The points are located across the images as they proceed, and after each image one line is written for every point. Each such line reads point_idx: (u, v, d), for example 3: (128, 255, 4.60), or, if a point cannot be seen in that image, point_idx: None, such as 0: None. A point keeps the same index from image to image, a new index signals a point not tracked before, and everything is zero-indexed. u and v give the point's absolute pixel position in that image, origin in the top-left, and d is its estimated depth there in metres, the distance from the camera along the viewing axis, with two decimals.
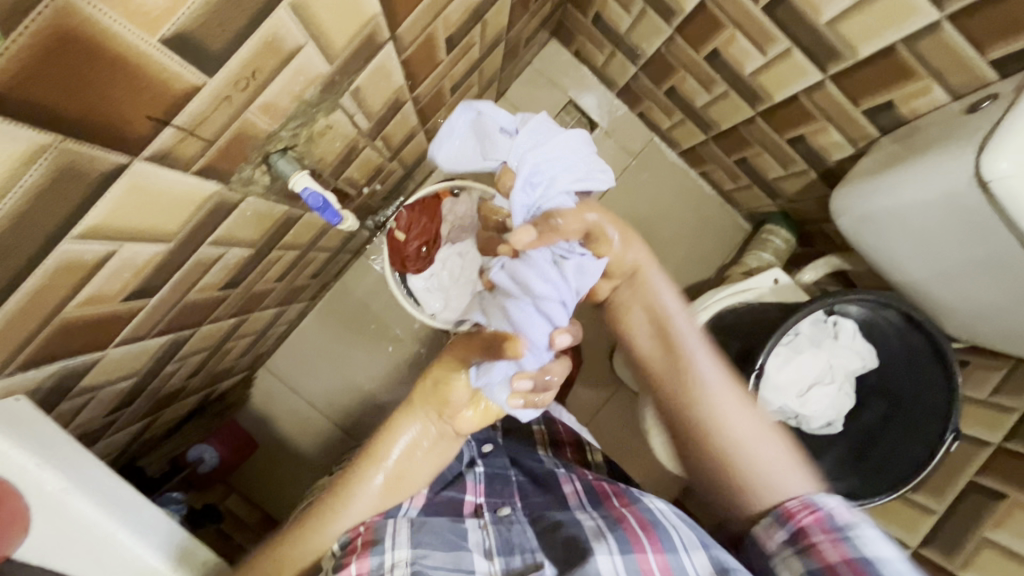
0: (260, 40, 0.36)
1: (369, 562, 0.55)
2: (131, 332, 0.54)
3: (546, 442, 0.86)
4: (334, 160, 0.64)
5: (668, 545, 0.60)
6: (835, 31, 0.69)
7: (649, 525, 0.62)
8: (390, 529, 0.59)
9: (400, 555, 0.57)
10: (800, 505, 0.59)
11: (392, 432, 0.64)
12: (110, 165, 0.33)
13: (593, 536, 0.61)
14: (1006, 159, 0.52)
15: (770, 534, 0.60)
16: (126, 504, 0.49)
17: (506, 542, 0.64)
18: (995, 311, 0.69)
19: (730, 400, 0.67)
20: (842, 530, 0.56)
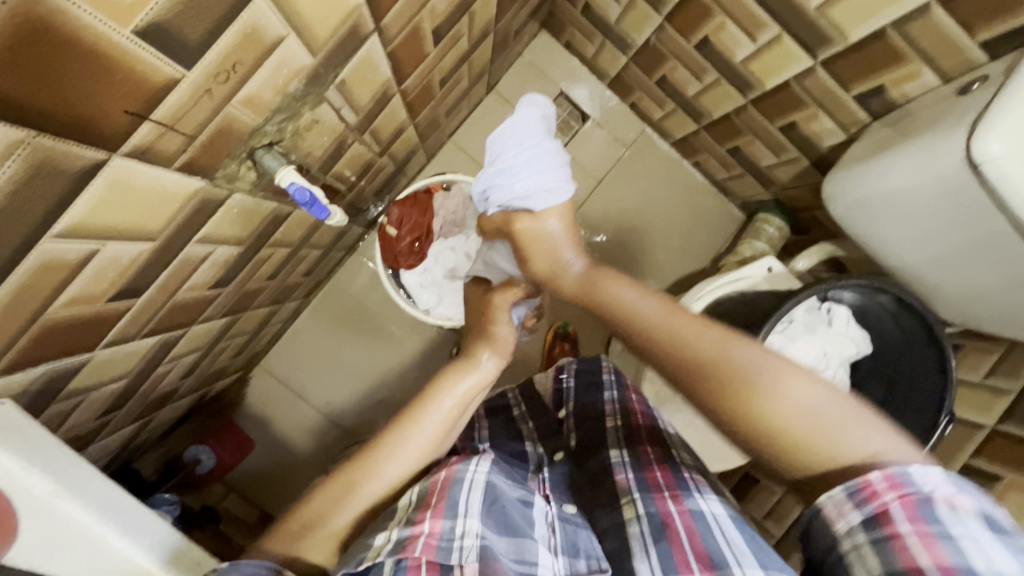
0: (239, 31, 0.35)
1: (441, 524, 0.53)
2: (119, 333, 0.53)
3: (617, 419, 0.75)
4: (322, 155, 0.63)
5: (720, 560, 0.53)
6: (825, 16, 0.68)
7: (698, 535, 0.55)
8: (466, 493, 0.56)
9: (470, 526, 0.53)
10: (887, 482, 0.44)
11: (448, 387, 0.66)
12: (88, 161, 0.32)
13: (635, 546, 0.57)
14: (997, 141, 0.52)
15: (839, 513, 0.46)
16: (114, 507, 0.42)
17: (570, 543, 0.59)
18: (989, 294, 0.69)
19: (755, 362, 0.51)
20: (938, 525, 0.43)
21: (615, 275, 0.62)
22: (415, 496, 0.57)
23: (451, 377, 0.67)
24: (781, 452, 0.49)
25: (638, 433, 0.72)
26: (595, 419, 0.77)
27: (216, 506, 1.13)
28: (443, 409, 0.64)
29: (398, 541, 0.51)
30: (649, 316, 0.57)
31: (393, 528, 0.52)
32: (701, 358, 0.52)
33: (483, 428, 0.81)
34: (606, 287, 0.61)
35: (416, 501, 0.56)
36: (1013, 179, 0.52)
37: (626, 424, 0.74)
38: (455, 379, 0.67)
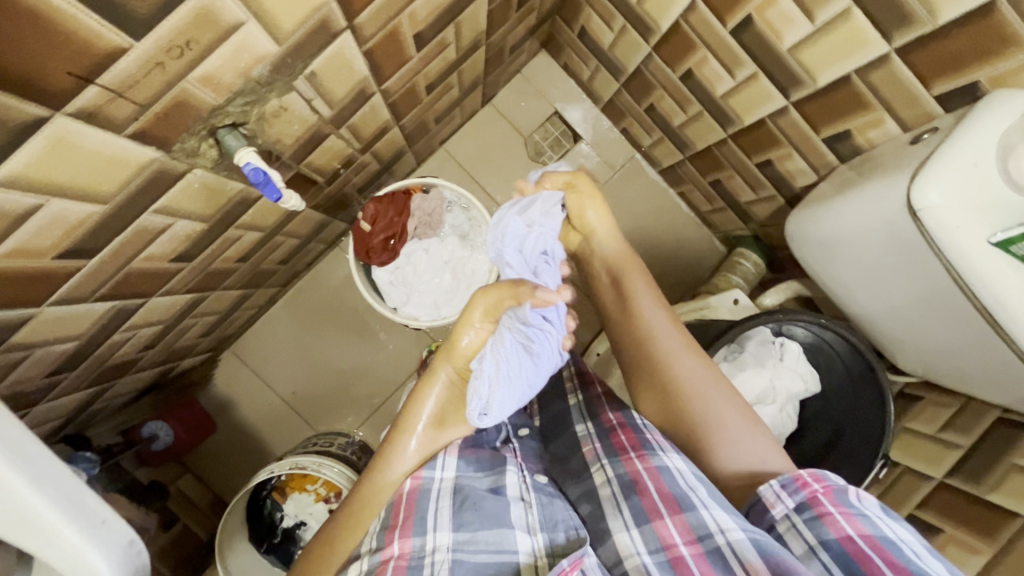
0: (193, 11, 0.37)
1: (410, 543, 0.54)
2: (68, 293, 0.54)
3: (577, 394, 0.76)
4: (293, 144, 0.65)
5: (686, 505, 0.53)
6: (795, 58, 0.70)
7: (666, 490, 0.55)
8: (433, 507, 0.58)
9: (440, 539, 0.55)
10: (812, 474, 0.52)
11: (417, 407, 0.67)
12: (28, 116, 0.34)
13: (609, 506, 0.58)
14: (934, 190, 0.53)
15: (775, 501, 0.53)
16: (40, 462, 0.42)
17: (545, 517, 0.58)
18: (937, 343, 0.70)
19: (699, 379, 0.65)
20: (854, 506, 0.50)
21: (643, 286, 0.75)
22: (385, 514, 0.59)
23: (423, 396, 0.67)
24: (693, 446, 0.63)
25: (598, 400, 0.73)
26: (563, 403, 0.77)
27: (169, 484, 1.13)
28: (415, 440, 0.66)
29: (370, 569, 0.54)
30: (652, 331, 0.70)
31: (365, 559, 0.55)
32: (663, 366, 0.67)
33: None
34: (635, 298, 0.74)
35: (382, 526, 0.58)
36: (945, 228, 0.54)
37: (586, 399, 0.74)
38: (420, 398, 0.67)
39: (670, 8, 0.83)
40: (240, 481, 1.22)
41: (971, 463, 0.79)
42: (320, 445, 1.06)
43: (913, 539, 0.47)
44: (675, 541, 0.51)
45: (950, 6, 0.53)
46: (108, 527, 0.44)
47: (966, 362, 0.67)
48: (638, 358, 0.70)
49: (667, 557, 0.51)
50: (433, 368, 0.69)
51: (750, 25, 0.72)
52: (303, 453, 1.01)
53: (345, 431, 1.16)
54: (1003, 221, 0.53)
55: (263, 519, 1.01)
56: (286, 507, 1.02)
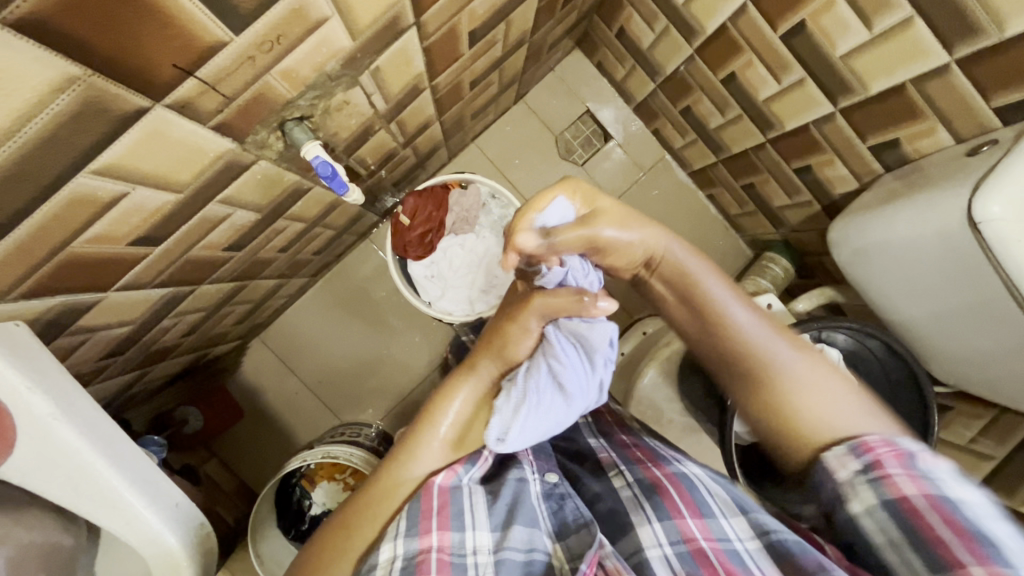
0: (288, 7, 0.38)
1: (449, 537, 0.55)
2: (133, 278, 0.55)
3: (588, 415, 0.78)
4: (348, 137, 0.66)
5: (705, 510, 0.57)
6: (848, 65, 0.70)
7: (686, 492, 0.59)
8: (468, 501, 0.59)
9: (479, 541, 0.56)
10: (880, 441, 0.53)
11: (446, 405, 0.63)
12: (133, 107, 0.35)
13: (630, 505, 0.60)
14: (997, 202, 0.54)
15: (839, 465, 0.54)
16: (118, 446, 0.45)
17: (559, 520, 0.60)
18: (976, 354, 0.70)
19: (776, 345, 0.60)
20: (920, 471, 0.51)
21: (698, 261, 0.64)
22: (410, 505, 0.56)
23: (448, 396, 0.63)
24: (775, 418, 0.58)
25: (606, 423, 0.75)
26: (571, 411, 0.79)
27: (198, 468, 1.13)
28: (435, 443, 0.61)
29: (406, 558, 0.53)
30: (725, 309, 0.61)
31: (396, 543, 0.54)
32: (745, 345, 0.60)
33: None
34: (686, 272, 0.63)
35: (408, 512, 0.56)
36: (1006, 242, 0.54)
37: (596, 418, 0.76)
38: (445, 401, 0.63)
39: (718, 11, 0.83)
40: (265, 467, 1.23)
41: None
42: (348, 435, 1.07)
43: (977, 500, 0.49)
44: (695, 535, 0.55)
45: (1018, 18, 0.53)
46: (175, 509, 0.47)
47: (1008, 377, 0.68)
48: (716, 342, 0.62)
49: (687, 549, 0.54)
50: (475, 365, 0.65)
51: (802, 31, 0.72)
52: (333, 442, 1.02)
53: (369, 423, 1.16)
54: None
55: (291, 506, 1.03)
56: (314, 495, 1.03)
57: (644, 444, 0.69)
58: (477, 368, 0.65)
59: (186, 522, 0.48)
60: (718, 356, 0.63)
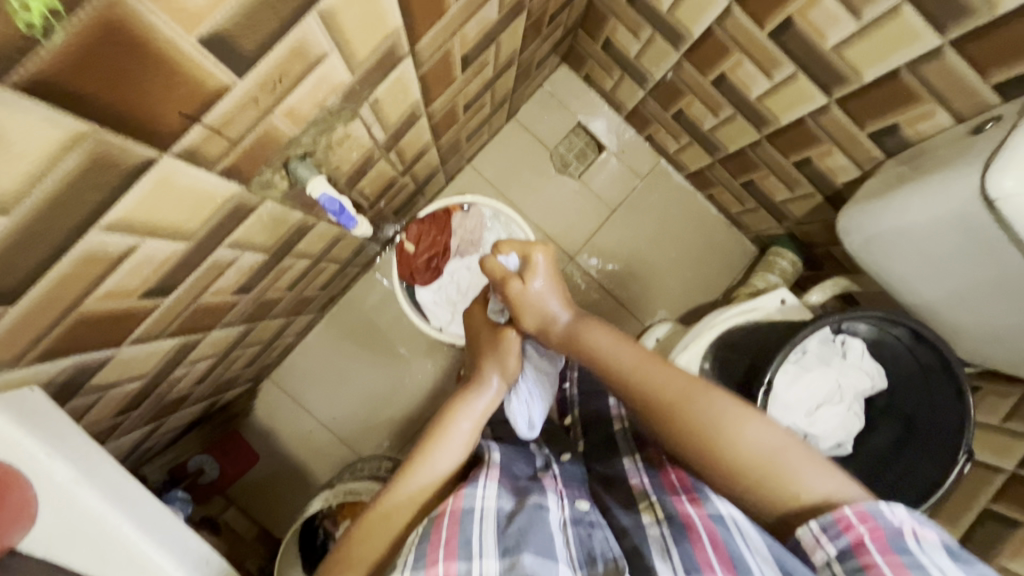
0: (288, 46, 0.37)
1: (455, 567, 0.49)
2: (145, 330, 0.54)
3: (623, 423, 0.75)
4: (350, 170, 0.66)
5: (743, 565, 0.48)
6: (840, 56, 0.70)
7: (721, 542, 0.51)
8: (478, 528, 0.53)
9: (488, 569, 0.49)
10: (858, 515, 0.47)
11: (464, 410, 0.67)
12: (141, 159, 0.34)
13: (655, 547, 0.54)
14: (1012, 178, 0.52)
15: (816, 544, 0.48)
16: (146, 512, 0.45)
17: (585, 553, 0.55)
18: (1011, 332, 0.68)
19: (725, 400, 0.56)
20: (905, 554, 0.45)
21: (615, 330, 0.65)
22: (421, 534, 0.52)
23: (463, 402, 0.67)
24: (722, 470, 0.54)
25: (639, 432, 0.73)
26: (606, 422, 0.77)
27: (217, 517, 1.10)
28: (458, 435, 0.64)
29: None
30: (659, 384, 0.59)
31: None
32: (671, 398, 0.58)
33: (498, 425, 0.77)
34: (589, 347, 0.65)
35: (418, 544, 0.51)
36: None
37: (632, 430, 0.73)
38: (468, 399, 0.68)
39: (703, 15, 0.83)
40: (285, 510, 1.21)
41: None
42: (368, 470, 1.04)
43: None
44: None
45: None
46: (206, 566, 0.46)
47: None
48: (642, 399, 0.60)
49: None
50: (483, 377, 0.71)
51: (791, 26, 0.72)
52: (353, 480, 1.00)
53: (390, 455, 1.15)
54: None
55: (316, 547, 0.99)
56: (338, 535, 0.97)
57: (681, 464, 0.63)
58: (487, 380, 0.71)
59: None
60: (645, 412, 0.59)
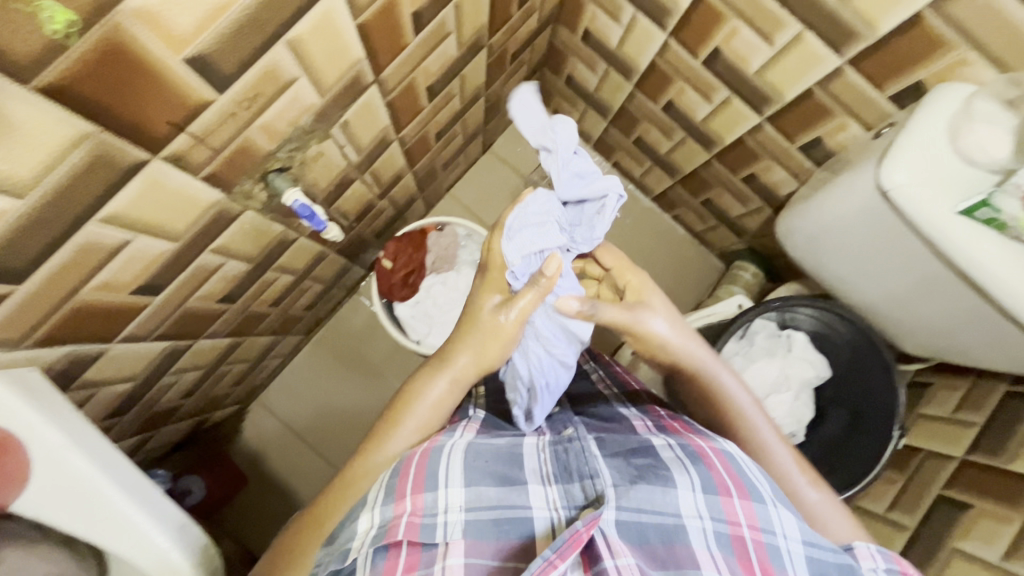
0: (261, 69, 0.45)
1: (422, 499, 0.52)
2: (136, 329, 0.60)
3: (612, 391, 0.81)
4: (326, 188, 0.73)
5: (755, 493, 0.56)
6: (763, 78, 0.78)
7: (733, 471, 0.57)
8: (444, 461, 0.55)
9: (453, 499, 0.52)
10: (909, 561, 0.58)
11: (418, 394, 0.63)
12: (135, 160, 0.41)
13: (672, 464, 0.57)
14: (899, 171, 0.59)
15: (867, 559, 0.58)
16: (131, 479, 0.54)
17: (562, 467, 0.57)
18: (934, 318, 0.74)
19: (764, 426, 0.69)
20: None
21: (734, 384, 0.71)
22: (389, 476, 0.55)
23: (419, 384, 0.64)
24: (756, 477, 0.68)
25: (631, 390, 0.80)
26: (592, 395, 0.81)
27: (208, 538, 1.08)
28: (418, 417, 0.62)
29: (381, 526, 0.51)
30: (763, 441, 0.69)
31: (374, 513, 0.52)
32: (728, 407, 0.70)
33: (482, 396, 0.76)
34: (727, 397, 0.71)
35: (386, 482, 0.54)
36: (916, 204, 0.59)
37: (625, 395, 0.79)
38: (425, 380, 0.63)
39: (646, 50, 0.92)
40: (269, 532, 1.21)
41: (989, 436, 0.82)
42: None
43: None
44: (738, 519, 0.54)
45: (885, 18, 0.61)
46: (180, 529, 0.54)
47: (967, 336, 0.72)
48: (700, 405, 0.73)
49: (727, 529, 0.53)
50: (452, 358, 0.63)
51: (719, 55, 0.81)
52: None
53: None
54: (966, 194, 0.59)
55: None
56: None
57: (680, 418, 0.70)
58: (450, 362, 0.64)
59: (188, 538, 0.55)
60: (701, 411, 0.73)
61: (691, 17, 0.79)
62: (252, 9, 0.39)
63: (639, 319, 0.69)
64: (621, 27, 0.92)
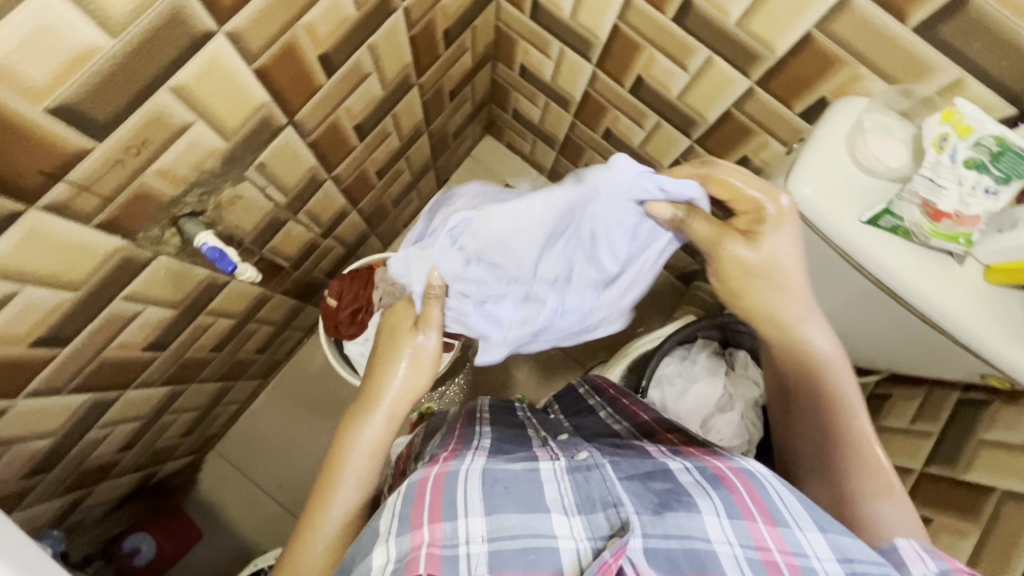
0: (145, 116, 0.45)
1: (440, 528, 0.43)
2: (43, 383, 0.58)
3: (621, 423, 0.71)
4: (253, 229, 0.73)
5: (780, 517, 0.45)
6: (684, 102, 0.80)
7: (756, 490, 0.48)
8: (460, 488, 0.46)
9: (473, 528, 0.43)
10: None
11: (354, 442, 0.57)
12: (6, 211, 0.41)
13: (692, 488, 0.47)
14: (805, 184, 0.60)
15: None
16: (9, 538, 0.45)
17: (583, 496, 0.46)
18: (866, 328, 0.74)
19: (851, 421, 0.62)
20: None
21: (832, 347, 0.62)
22: (400, 499, 0.47)
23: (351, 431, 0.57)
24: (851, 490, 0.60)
25: (645, 426, 0.69)
26: (597, 429, 0.71)
27: None
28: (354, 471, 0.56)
29: (398, 561, 0.42)
30: (855, 425, 0.61)
31: (389, 544, 0.44)
32: (833, 387, 0.63)
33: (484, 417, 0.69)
34: (818, 355, 0.62)
35: (399, 511, 0.46)
36: (827, 216, 0.60)
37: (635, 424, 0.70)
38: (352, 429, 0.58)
39: (578, 80, 0.94)
40: None
41: (945, 446, 0.79)
42: None
43: None
44: (768, 545, 0.43)
45: (781, 39, 0.63)
46: None
47: (902, 344, 0.72)
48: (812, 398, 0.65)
49: (759, 558, 0.42)
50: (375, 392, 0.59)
51: (642, 82, 0.83)
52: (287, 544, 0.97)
53: None
54: (870, 203, 0.60)
55: None
56: None
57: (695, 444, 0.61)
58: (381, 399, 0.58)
59: None
60: (804, 395, 0.65)
61: (611, 48, 0.81)
62: (119, 59, 0.40)
63: (725, 240, 0.53)
64: (552, 60, 0.94)
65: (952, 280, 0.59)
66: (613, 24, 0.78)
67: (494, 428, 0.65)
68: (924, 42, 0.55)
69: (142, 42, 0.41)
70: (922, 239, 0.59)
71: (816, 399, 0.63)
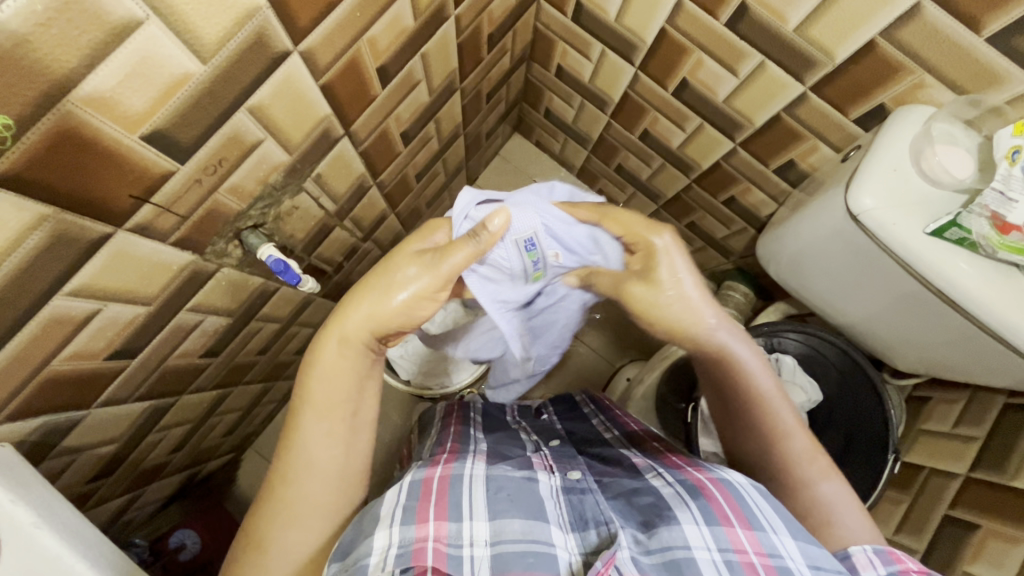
0: (223, 136, 0.46)
1: (446, 526, 0.45)
2: (114, 393, 0.60)
3: (613, 431, 0.73)
4: (304, 238, 0.74)
5: (757, 521, 0.47)
6: (732, 106, 0.79)
7: (734, 498, 0.49)
8: (467, 490, 0.48)
9: (477, 531, 0.45)
10: None
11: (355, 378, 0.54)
12: (98, 234, 0.42)
13: (673, 501, 0.49)
14: (866, 196, 0.61)
15: None
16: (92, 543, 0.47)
17: (576, 513, 0.48)
18: (914, 338, 0.75)
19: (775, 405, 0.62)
20: None
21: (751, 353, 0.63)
22: (404, 493, 0.47)
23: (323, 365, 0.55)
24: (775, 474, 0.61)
25: (633, 434, 0.70)
26: (589, 437, 0.72)
27: None
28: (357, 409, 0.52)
29: (402, 545, 0.43)
30: (777, 427, 0.61)
31: (392, 529, 0.44)
32: (743, 379, 0.62)
33: (476, 422, 0.71)
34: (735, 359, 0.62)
35: (403, 503, 0.46)
36: (889, 226, 0.61)
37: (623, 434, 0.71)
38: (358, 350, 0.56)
39: (618, 82, 0.93)
40: None
41: (990, 452, 0.79)
42: None
43: None
44: (745, 547, 0.45)
45: (841, 46, 0.62)
46: None
47: (952, 355, 0.72)
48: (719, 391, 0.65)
49: (737, 560, 0.44)
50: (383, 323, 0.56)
51: (687, 85, 0.81)
52: None
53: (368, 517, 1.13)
54: (934, 215, 0.61)
55: None
56: None
57: (679, 453, 0.62)
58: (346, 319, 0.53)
59: None
60: (712, 389, 0.66)
61: (658, 51, 0.80)
62: (206, 83, 0.40)
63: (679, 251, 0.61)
64: (592, 62, 0.93)
65: (1016, 292, 0.59)
66: (661, 27, 0.76)
67: (489, 432, 0.67)
68: (996, 50, 0.54)
69: (229, 66, 0.41)
70: (989, 251, 0.59)
71: (741, 406, 0.62)
